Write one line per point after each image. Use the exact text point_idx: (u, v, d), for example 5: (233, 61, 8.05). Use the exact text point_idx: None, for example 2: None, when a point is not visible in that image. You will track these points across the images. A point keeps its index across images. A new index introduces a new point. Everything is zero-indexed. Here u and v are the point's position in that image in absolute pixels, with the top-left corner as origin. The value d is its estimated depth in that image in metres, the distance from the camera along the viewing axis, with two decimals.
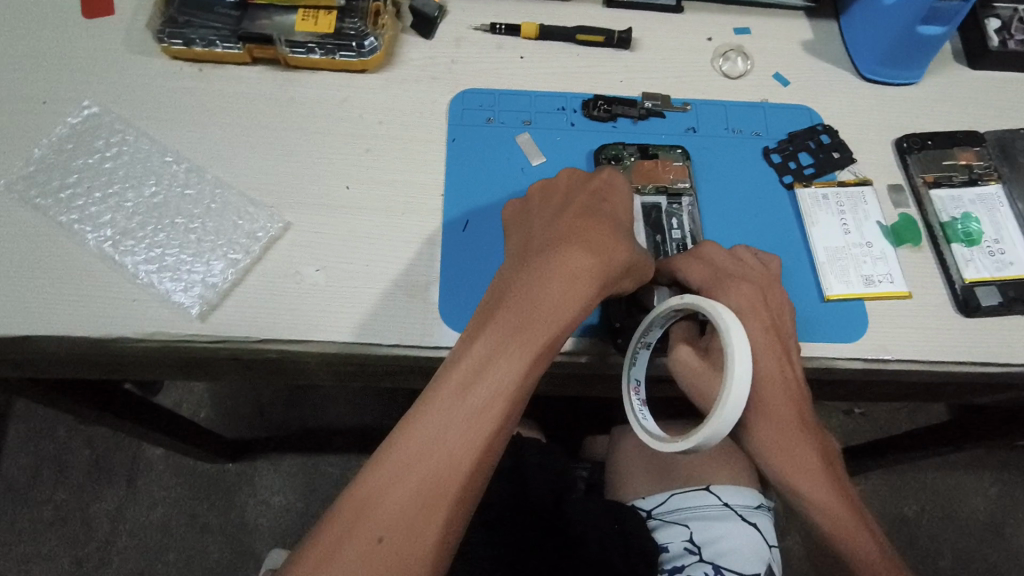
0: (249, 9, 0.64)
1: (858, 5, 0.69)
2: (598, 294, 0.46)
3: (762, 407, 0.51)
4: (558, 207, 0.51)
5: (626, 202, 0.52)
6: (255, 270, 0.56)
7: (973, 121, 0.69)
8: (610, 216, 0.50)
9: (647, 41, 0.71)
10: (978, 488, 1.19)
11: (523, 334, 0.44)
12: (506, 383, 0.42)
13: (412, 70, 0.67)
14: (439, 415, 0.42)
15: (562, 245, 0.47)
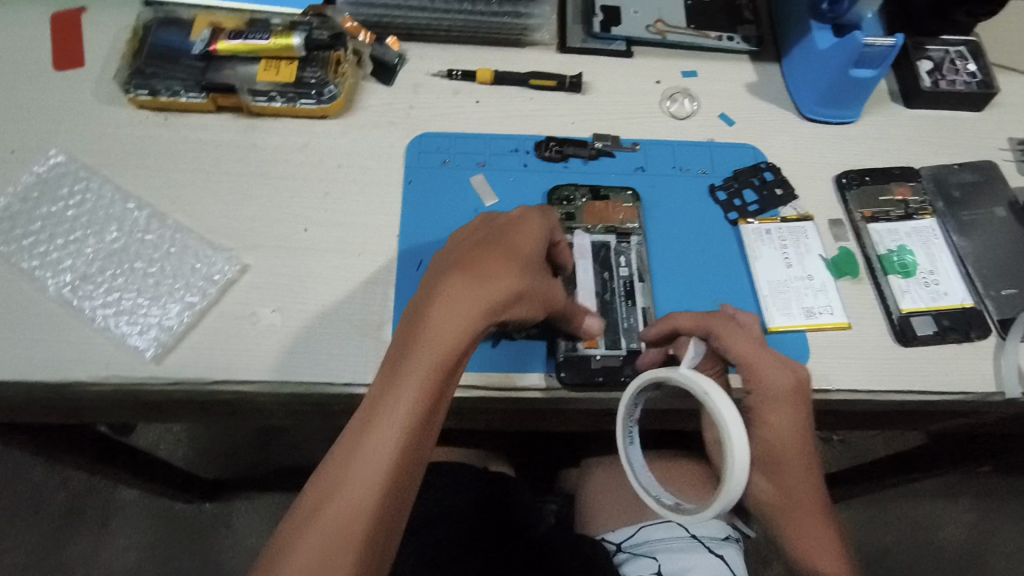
0: (213, 61, 0.67)
1: (797, 48, 0.73)
2: (484, 318, 0.47)
3: (788, 492, 0.54)
4: (465, 240, 0.52)
5: (533, 231, 0.53)
6: (213, 310, 0.58)
7: (910, 157, 0.72)
8: (509, 245, 0.51)
9: (598, 85, 0.74)
10: (957, 515, 1.19)
11: (416, 368, 0.45)
12: (402, 416, 0.44)
13: (372, 116, 0.70)
14: (345, 453, 0.43)
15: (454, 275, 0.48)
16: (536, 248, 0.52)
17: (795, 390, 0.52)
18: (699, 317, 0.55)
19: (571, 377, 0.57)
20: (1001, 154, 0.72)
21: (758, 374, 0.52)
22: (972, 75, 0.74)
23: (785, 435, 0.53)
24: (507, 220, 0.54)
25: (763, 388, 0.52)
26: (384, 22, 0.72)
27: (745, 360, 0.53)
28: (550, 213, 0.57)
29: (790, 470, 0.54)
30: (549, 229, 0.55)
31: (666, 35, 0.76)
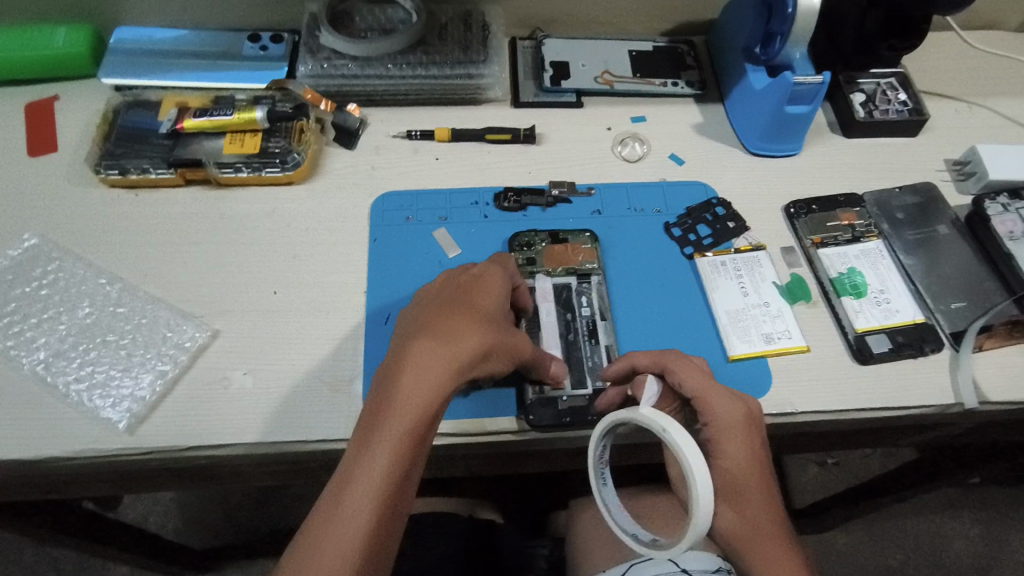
0: (181, 138, 0.71)
1: (736, 90, 0.78)
2: (452, 377, 0.48)
3: (752, 524, 0.53)
4: (427, 305, 0.54)
5: (493, 289, 0.56)
6: (184, 377, 0.59)
7: (852, 183, 0.75)
8: (470, 306, 0.53)
9: (551, 135, 0.78)
10: (960, 530, 1.18)
11: (388, 433, 0.45)
12: (372, 485, 0.44)
13: (336, 179, 0.73)
14: (326, 523, 0.43)
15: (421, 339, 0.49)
16: (496, 305, 0.55)
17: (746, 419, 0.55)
18: (654, 354, 0.58)
19: (538, 419, 0.58)
20: (939, 175, 0.76)
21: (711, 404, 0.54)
22: (903, 104, 0.79)
23: (743, 463, 0.54)
24: (467, 280, 0.56)
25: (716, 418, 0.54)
26: (344, 91, 0.76)
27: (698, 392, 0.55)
28: (508, 268, 0.59)
29: (751, 499, 0.54)
30: (508, 284, 0.57)
31: (613, 85, 0.81)
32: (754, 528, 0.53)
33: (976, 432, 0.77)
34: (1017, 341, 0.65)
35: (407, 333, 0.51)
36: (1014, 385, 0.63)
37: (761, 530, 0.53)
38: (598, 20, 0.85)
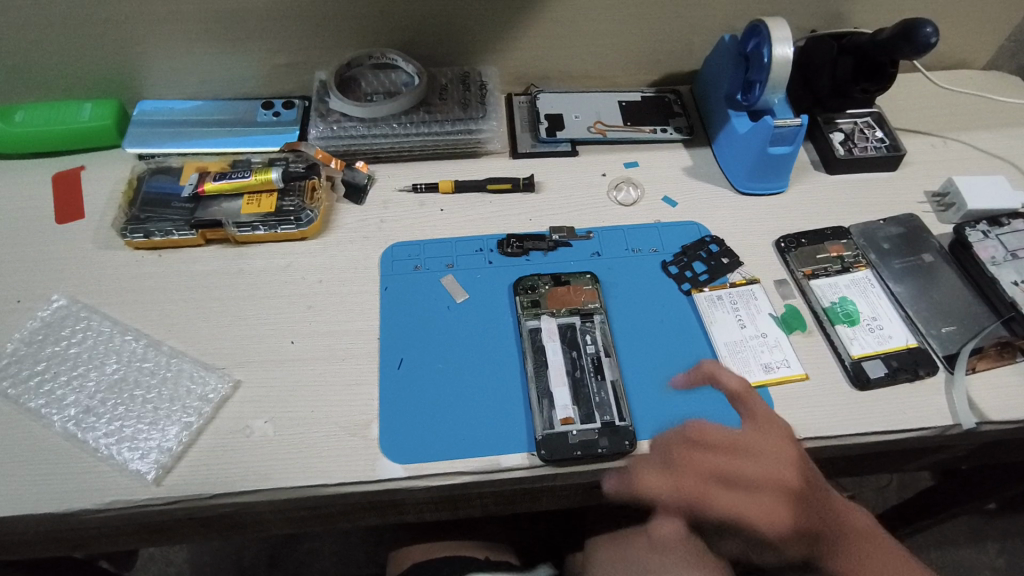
0: (201, 201, 0.75)
1: (722, 134, 0.83)
2: None
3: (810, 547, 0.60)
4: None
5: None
6: (202, 427, 0.61)
7: (839, 217, 0.79)
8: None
9: (550, 183, 0.82)
10: (985, 561, 1.14)
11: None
12: None
13: (347, 232, 0.76)
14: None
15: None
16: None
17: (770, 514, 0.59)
18: (657, 485, 0.61)
19: (551, 453, 0.60)
20: (921, 207, 0.80)
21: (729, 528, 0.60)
22: (880, 141, 0.83)
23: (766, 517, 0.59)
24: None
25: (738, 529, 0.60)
26: (353, 150, 0.81)
27: (711, 519, 0.60)
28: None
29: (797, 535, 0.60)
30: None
31: (606, 134, 0.85)
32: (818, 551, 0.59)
33: (983, 453, 0.78)
34: (1009, 361, 0.67)
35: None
36: (1011, 404, 0.64)
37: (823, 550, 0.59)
38: (588, 75, 0.91)
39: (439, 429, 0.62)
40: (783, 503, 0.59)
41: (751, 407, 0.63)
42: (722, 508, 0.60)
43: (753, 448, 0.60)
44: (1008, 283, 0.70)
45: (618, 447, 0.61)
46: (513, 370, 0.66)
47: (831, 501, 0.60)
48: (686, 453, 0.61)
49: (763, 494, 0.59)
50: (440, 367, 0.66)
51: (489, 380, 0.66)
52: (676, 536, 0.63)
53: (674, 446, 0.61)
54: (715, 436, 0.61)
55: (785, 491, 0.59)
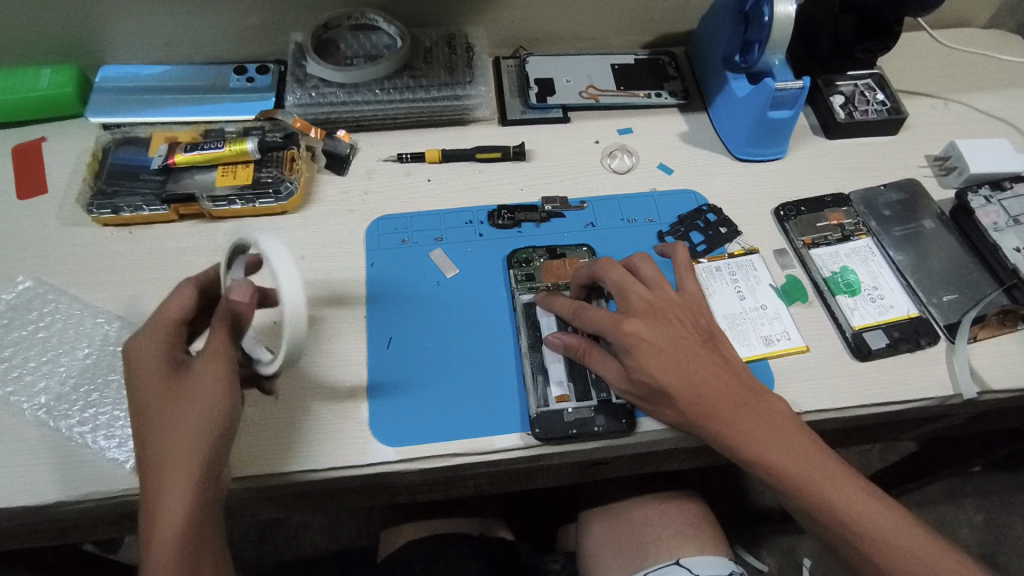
0: (172, 173, 0.71)
1: (720, 98, 0.80)
2: None
3: (735, 440, 0.55)
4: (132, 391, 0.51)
5: (147, 349, 0.49)
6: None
7: (838, 184, 0.77)
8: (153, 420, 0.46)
9: (541, 151, 0.79)
10: (963, 518, 1.14)
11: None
12: None
13: (329, 206, 0.73)
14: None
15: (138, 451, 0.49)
16: (225, 363, 0.48)
17: (696, 377, 0.56)
18: (574, 303, 0.61)
19: (545, 431, 0.59)
20: (921, 171, 0.78)
21: (657, 381, 0.56)
22: (882, 103, 0.81)
23: (693, 396, 0.55)
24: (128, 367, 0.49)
25: (666, 389, 0.56)
26: (333, 118, 0.76)
27: (639, 367, 0.56)
28: (172, 317, 0.51)
29: (732, 425, 0.55)
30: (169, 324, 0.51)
31: (598, 99, 0.82)
32: (746, 442, 0.55)
33: (975, 421, 0.77)
34: (1010, 329, 0.66)
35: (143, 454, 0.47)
36: (1010, 372, 0.64)
37: (749, 443, 0.55)
38: (578, 36, 0.87)
39: (431, 410, 0.60)
40: (698, 370, 0.56)
41: (683, 252, 0.64)
42: (649, 348, 0.56)
43: (669, 319, 0.58)
44: (1010, 250, 0.68)
45: (615, 425, 0.59)
46: (506, 348, 0.64)
47: (755, 393, 0.57)
48: (600, 273, 0.61)
49: (687, 327, 0.58)
50: (430, 345, 0.64)
51: (481, 358, 0.63)
52: (611, 365, 0.58)
53: (607, 272, 0.61)
54: (646, 271, 0.62)
55: (687, 311, 0.59)
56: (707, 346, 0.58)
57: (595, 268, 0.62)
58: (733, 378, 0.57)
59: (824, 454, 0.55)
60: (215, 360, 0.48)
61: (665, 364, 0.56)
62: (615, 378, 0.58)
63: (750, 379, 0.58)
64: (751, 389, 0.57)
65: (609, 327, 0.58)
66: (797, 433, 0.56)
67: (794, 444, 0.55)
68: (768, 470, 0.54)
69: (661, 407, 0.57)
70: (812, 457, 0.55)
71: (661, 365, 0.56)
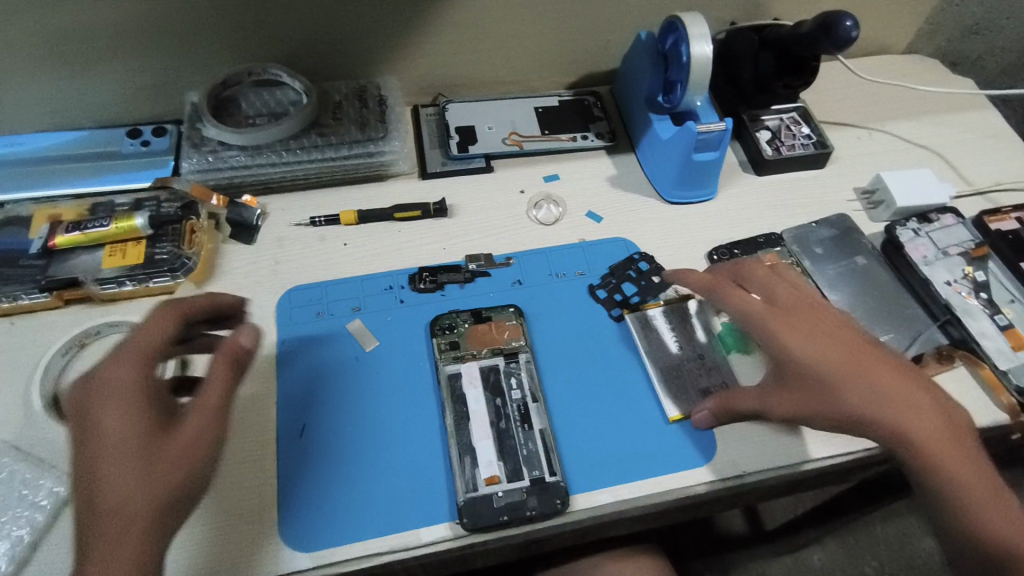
0: (55, 255, 0.65)
1: (645, 139, 0.77)
2: None
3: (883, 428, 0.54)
4: (70, 431, 0.46)
5: (121, 385, 0.47)
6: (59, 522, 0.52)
7: (770, 223, 0.75)
8: (127, 461, 0.44)
9: (464, 206, 0.75)
10: None
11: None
12: None
13: (235, 279, 0.67)
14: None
15: (78, 503, 0.45)
16: (219, 413, 0.48)
17: (822, 357, 0.55)
18: (707, 278, 0.62)
19: (474, 521, 0.54)
20: (850, 205, 0.77)
21: (814, 369, 0.55)
22: (807, 137, 0.80)
23: (843, 388, 0.54)
24: (91, 398, 0.46)
25: (821, 375, 0.55)
26: (236, 183, 0.71)
27: (797, 359, 0.55)
28: (150, 350, 0.49)
29: (902, 412, 0.54)
30: (143, 352, 0.48)
31: (522, 145, 0.79)
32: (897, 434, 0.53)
33: None
34: (948, 367, 0.64)
35: (88, 498, 0.44)
36: None
37: (903, 434, 0.53)
38: (499, 80, 0.83)
39: (350, 505, 0.55)
40: (843, 361, 0.55)
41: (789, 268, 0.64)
42: (794, 331, 0.57)
43: (814, 313, 0.58)
44: (941, 283, 0.68)
45: (549, 507, 0.55)
46: (432, 427, 0.59)
47: (909, 381, 0.55)
48: (738, 278, 0.62)
49: (833, 320, 0.58)
50: (349, 431, 0.59)
51: (406, 441, 0.59)
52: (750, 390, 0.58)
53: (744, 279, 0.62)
54: (788, 277, 0.62)
55: (828, 308, 0.59)
56: (854, 336, 0.58)
57: (737, 270, 0.63)
58: (885, 365, 0.56)
59: (975, 446, 0.54)
60: (207, 412, 0.48)
61: (816, 356, 0.55)
62: (756, 400, 0.58)
63: (904, 366, 0.57)
64: (907, 377, 0.56)
65: (763, 314, 0.58)
66: (955, 422, 0.54)
67: (923, 419, 0.54)
68: (918, 464, 0.53)
69: (790, 406, 0.56)
70: (965, 447, 0.53)
71: (821, 354, 0.55)
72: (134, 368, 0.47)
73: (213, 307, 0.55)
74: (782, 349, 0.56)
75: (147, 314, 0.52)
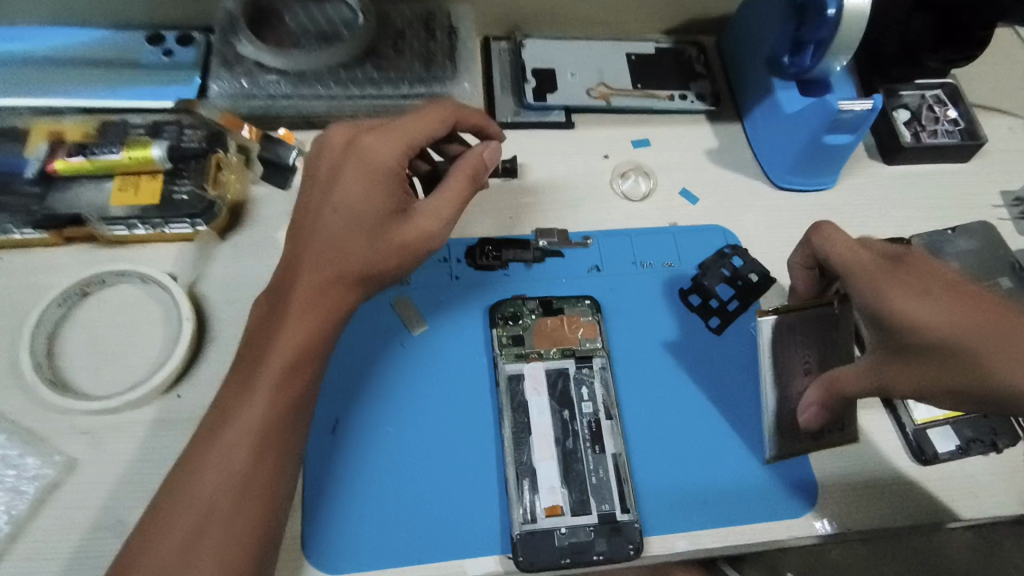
0: (55, 184, 0.55)
1: (759, 107, 0.64)
2: None
3: None
4: (317, 166, 0.46)
5: (384, 155, 0.45)
6: (43, 511, 0.46)
7: (897, 225, 0.63)
8: (357, 229, 0.44)
9: (536, 167, 0.63)
10: None
11: (218, 452, 0.39)
12: None
13: (265, 231, 0.57)
14: (154, 512, 0.38)
15: (298, 240, 0.45)
16: (445, 227, 0.47)
17: (946, 316, 0.42)
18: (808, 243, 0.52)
19: (531, 560, 0.46)
20: (995, 212, 0.64)
21: (937, 333, 0.42)
22: (953, 123, 0.66)
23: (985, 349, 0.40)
24: (348, 158, 0.45)
25: (948, 340, 0.41)
26: (273, 113, 0.60)
27: (914, 321, 0.42)
28: (415, 139, 0.47)
29: None
30: (408, 139, 0.46)
31: (610, 100, 0.66)
32: None
33: None
34: None
35: (310, 238, 0.44)
36: None
37: None
38: (589, 15, 0.69)
39: (388, 523, 0.47)
40: (980, 320, 0.41)
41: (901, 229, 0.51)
42: (906, 286, 0.44)
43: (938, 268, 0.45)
44: None
45: (619, 551, 0.47)
46: (484, 437, 0.50)
47: None
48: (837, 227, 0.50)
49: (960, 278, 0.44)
50: (390, 430, 0.50)
51: (456, 451, 0.50)
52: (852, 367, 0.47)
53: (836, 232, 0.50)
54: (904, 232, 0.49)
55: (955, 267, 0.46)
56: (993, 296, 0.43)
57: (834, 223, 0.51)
58: None
59: None
60: (436, 220, 0.46)
61: (936, 316, 0.42)
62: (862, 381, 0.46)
63: None
64: None
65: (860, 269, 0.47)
66: None
67: None
68: None
69: (905, 380, 0.44)
70: None
71: (944, 315, 0.42)
72: (395, 148, 0.46)
73: (472, 120, 0.51)
74: (889, 308, 0.43)
75: (431, 104, 0.49)
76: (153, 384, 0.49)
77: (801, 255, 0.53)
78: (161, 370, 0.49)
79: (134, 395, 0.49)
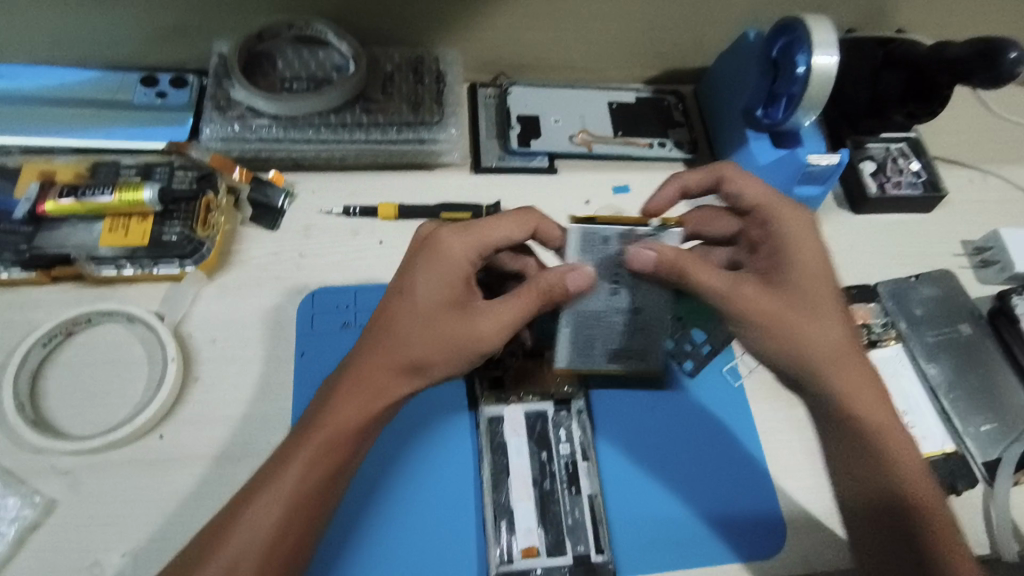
0: (44, 223, 0.56)
1: (733, 156, 0.67)
2: None
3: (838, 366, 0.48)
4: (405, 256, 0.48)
5: (457, 256, 0.46)
6: (20, 553, 0.46)
7: (864, 272, 0.66)
8: (421, 324, 0.45)
9: None
10: None
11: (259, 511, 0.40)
12: None
13: (252, 271, 0.58)
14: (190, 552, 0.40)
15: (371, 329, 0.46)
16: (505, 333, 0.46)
17: (812, 271, 0.49)
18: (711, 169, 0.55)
19: None
20: (956, 261, 0.67)
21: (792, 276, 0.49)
22: (917, 176, 0.69)
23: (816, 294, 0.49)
24: (424, 252, 0.47)
25: (796, 281, 0.48)
26: (264, 156, 0.62)
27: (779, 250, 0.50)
28: (492, 244, 0.48)
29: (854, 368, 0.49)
30: (487, 244, 0.47)
31: (591, 147, 0.68)
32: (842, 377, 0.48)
33: None
34: None
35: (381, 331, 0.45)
36: None
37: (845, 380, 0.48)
38: (573, 64, 0.72)
39: (369, 565, 0.48)
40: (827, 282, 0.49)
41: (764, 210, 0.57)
42: (794, 234, 0.50)
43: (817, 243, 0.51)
44: None
45: None
46: (465, 479, 0.52)
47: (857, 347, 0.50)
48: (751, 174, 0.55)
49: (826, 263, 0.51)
50: (373, 473, 0.51)
51: (436, 492, 0.51)
52: (707, 266, 0.47)
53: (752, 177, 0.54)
54: None
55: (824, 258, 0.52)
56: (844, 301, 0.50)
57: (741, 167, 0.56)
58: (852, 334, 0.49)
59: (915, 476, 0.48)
60: (499, 325, 0.46)
61: (802, 267, 0.49)
62: (714, 279, 0.47)
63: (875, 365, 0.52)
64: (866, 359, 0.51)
65: (770, 200, 0.52)
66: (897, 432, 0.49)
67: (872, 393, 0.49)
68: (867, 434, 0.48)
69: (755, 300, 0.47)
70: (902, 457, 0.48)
71: (808, 270, 0.49)
72: (474, 251, 0.47)
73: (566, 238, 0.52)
74: (775, 242, 0.50)
75: (522, 208, 0.50)
76: (137, 426, 0.49)
77: (695, 174, 0.56)
78: (146, 411, 0.50)
79: (118, 435, 0.49)
